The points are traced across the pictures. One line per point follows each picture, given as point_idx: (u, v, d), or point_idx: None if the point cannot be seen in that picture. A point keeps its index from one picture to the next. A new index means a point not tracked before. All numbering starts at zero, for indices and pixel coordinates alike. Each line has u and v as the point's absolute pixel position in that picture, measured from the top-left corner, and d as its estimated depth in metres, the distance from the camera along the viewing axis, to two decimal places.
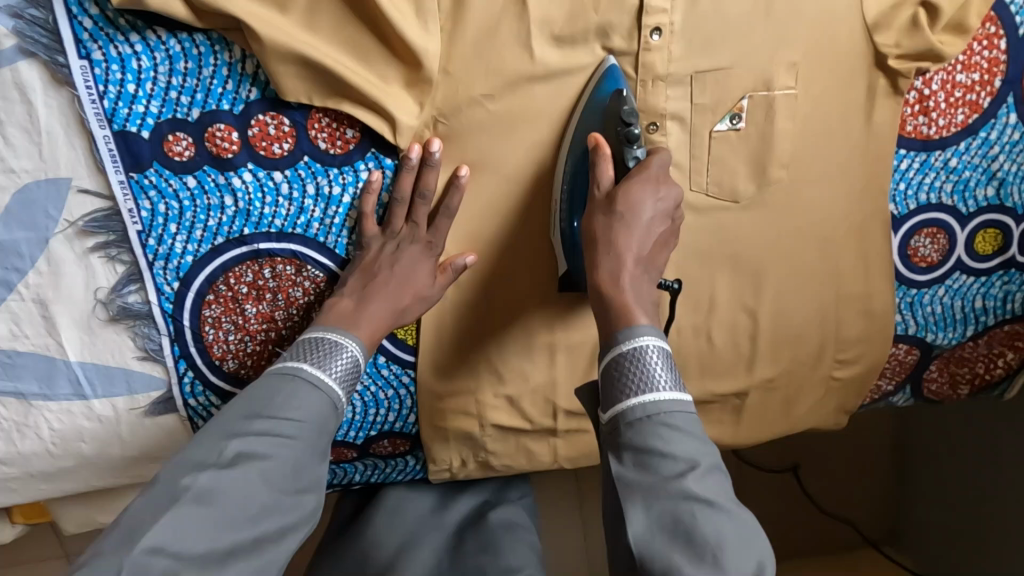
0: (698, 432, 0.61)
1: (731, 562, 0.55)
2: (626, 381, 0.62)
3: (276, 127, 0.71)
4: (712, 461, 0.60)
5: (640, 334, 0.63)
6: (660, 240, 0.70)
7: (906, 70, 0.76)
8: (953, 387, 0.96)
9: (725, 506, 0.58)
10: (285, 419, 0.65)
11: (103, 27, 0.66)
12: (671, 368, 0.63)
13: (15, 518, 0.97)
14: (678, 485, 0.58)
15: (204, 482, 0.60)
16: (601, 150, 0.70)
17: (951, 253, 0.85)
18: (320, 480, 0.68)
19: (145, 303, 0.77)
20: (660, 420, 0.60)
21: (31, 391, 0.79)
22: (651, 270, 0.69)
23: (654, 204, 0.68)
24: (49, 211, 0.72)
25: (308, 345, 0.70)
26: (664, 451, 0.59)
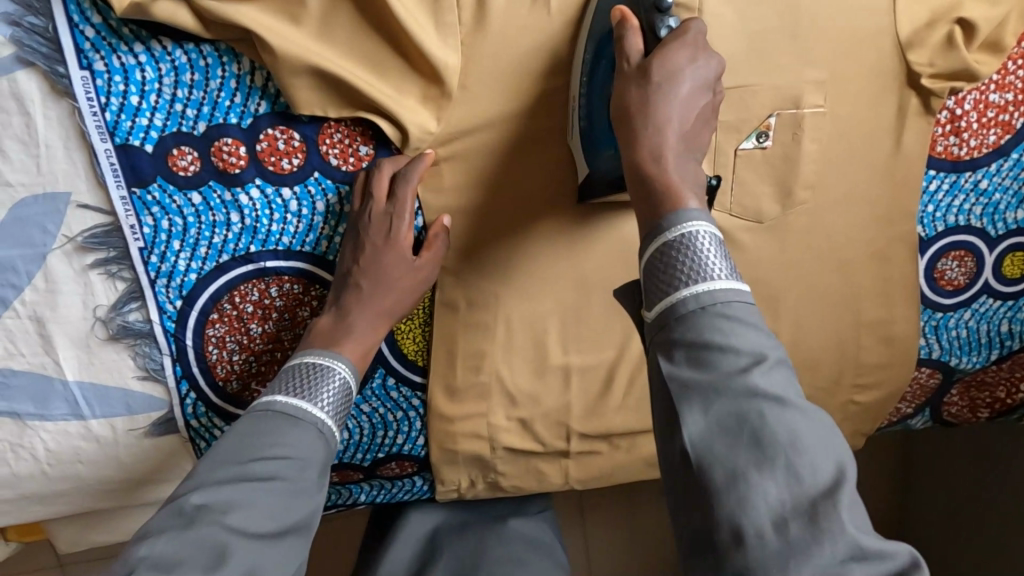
0: (760, 324, 0.56)
1: (803, 464, 0.50)
2: (675, 270, 0.56)
3: (285, 142, 0.68)
4: (775, 355, 0.55)
5: (689, 220, 0.56)
6: (702, 116, 0.63)
7: (940, 89, 0.73)
8: (973, 410, 0.93)
9: (795, 404, 0.53)
10: (252, 463, 0.63)
11: (106, 36, 0.63)
12: (726, 257, 0.57)
13: (9, 537, 0.94)
14: (742, 381, 0.52)
15: (165, 546, 0.58)
16: (627, 22, 0.63)
17: (979, 276, 0.83)
18: (304, 518, 0.65)
19: (147, 322, 0.74)
20: (717, 310, 0.55)
21: (26, 411, 0.76)
22: (694, 150, 0.62)
23: (693, 75, 0.61)
24: (47, 226, 0.69)
25: (293, 374, 0.69)
26: (725, 345, 0.53)
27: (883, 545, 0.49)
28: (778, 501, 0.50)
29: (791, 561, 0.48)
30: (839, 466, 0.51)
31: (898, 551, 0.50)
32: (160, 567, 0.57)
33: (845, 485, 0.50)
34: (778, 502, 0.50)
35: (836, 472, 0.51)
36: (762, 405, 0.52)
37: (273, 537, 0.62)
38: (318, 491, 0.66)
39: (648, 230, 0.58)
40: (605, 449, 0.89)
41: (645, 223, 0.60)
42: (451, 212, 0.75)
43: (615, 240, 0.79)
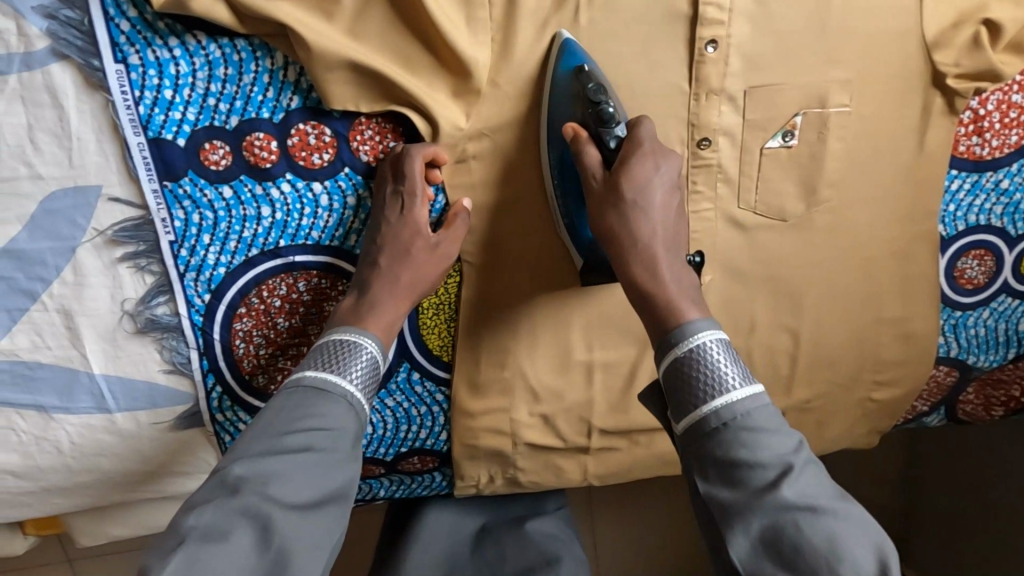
0: (777, 426, 0.63)
1: (848, 568, 0.57)
2: (695, 387, 0.64)
3: (316, 137, 0.69)
4: (798, 456, 0.62)
5: (697, 333, 0.64)
6: (677, 212, 0.70)
7: (964, 90, 0.74)
8: (987, 409, 0.94)
9: (829, 509, 0.60)
10: (288, 436, 0.63)
11: (141, 30, 0.63)
12: (735, 361, 0.64)
13: (27, 531, 0.94)
14: (773, 497, 0.60)
15: (210, 517, 0.60)
16: (580, 137, 0.68)
17: (999, 275, 0.83)
18: (341, 490, 0.66)
19: (174, 315, 0.74)
20: (740, 422, 0.62)
21: (52, 404, 0.76)
22: (679, 249, 0.70)
23: (660, 182, 0.68)
24: (76, 220, 0.69)
25: (324, 350, 0.68)
26: (751, 461, 0.61)
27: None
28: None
29: None
30: (879, 556, 0.59)
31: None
32: (208, 539, 0.59)
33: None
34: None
35: (878, 564, 0.58)
36: (796, 518, 0.59)
37: (312, 507, 0.64)
38: (353, 461, 0.67)
39: (665, 344, 0.66)
40: (624, 445, 0.90)
41: (657, 338, 0.67)
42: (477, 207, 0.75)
43: None
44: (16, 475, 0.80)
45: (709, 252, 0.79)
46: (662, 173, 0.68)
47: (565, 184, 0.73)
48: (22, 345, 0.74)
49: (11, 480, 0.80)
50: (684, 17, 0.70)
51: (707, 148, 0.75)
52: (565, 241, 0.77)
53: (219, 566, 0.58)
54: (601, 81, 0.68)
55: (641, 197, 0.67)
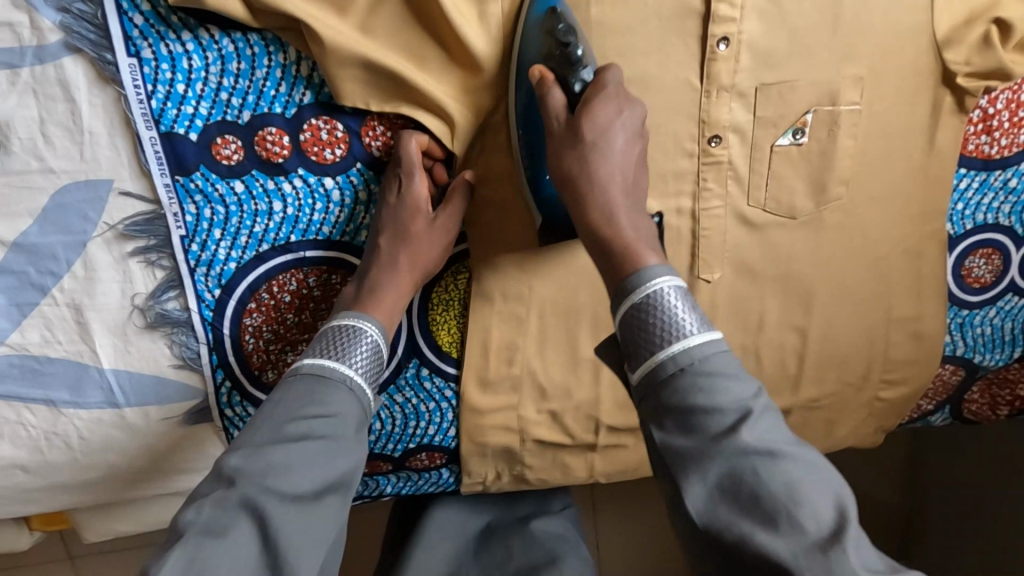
0: (737, 371, 0.62)
1: (806, 513, 0.56)
2: (651, 333, 0.62)
3: (329, 132, 0.69)
4: (758, 402, 0.61)
5: (652, 277, 0.63)
6: (638, 161, 0.70)
7: (974, 88, 0.74)
8: (992, 408, 0.94)
9: (788, 454, 0.58)
10: (286, 425, 0.63)
11: (154, 24, 0.63)
12: (693, 307, 0.63)
13: (34, 527, 0.93)
14: (732, 442, 0.58)
15: (210, 511, 0.60)
16: (546, 80, 0.67)
17: (1006, 274, 0.84)
18: (342, 478, 0.65)
19: (185, 310, 0.74)
20: (696, 368, 0.61)
21: (61, 399, 0.76)
22: (637, 195, 0.70)
23: (621, 126, 0.67)
24: (88, 214, 0.69)
25: (326, 338, 0.69)
26: (708, 406, 0.59)
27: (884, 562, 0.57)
28: (791, 554, 0.55)
29: None
30: (839, 504, 0.57)
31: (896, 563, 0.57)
32: (208, 533, 0.59)
33: (847, 521, 0.56)
34: (792, 555, 0.55)
35: (839, 511, 0.57)
36: (755, 463, 0.58)
37: (314, 497, 0.63)
38: (354, 448, 0.66)
39: (621, 291, 0.64)
40: (632, 443, 0.90)
41: (611, 283, 0.66)
42: (489, 203, 0.75)
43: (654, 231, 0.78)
44: (25, 470, 0.80)
45: (719, 249, 0.79)
46: (626, 117, 0.67)
47: (529, 131, 0.71)
48: (32, 339, 0.73)
49: (20, 475, 0.80)
50: (697, 14, 0.70)
51: (716, 146, 0.75)
52: (526, 198, 0.74)
53: (221, 563, 0.58)
54: (572, 23, 0.66)
55: (602, 138, 0.66)
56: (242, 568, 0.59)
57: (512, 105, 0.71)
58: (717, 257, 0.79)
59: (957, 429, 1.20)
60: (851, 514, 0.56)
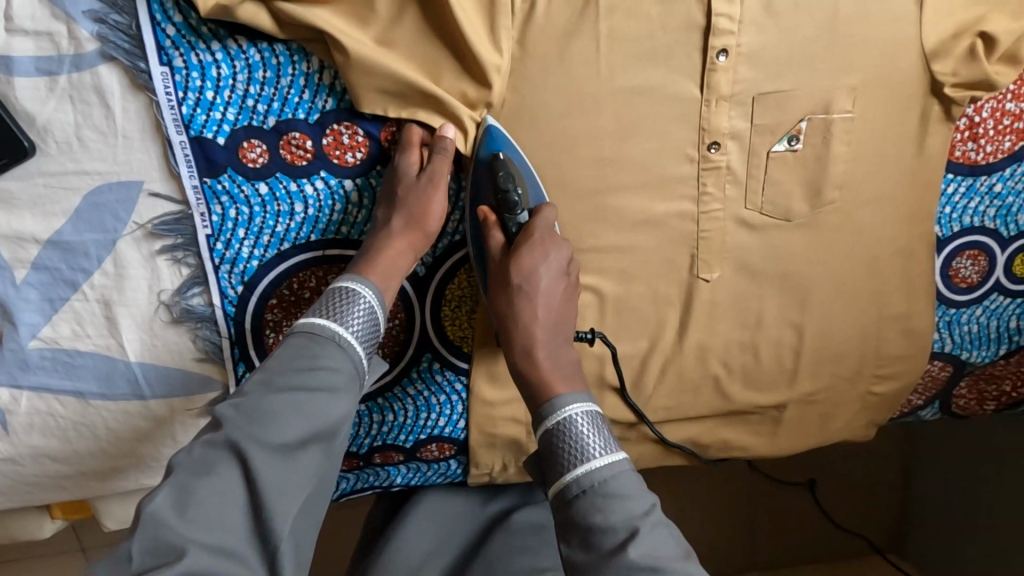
0: (636, 491, 0.68)
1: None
2: (560, 455, 0.69)
3: (350, 136, 0.73)
4: (649, 521, 0.66)
5: (565, 404, 0.70)
6: (564, 298, 0.76)
7: (961, 98, 0.78)
8: (980, 403, 0.98)
9: (670, 568, 0.64)
10: (278, 378, 0.65)
11: (186, 34, 0.67)
12: (600, 432, 0.70)
13: (55, 515, 0.96)
14: (620, 559, 0.64)
15: (198, 450, 0.64)
16: (489, 221, 0.76)
17: (991, 274, 0.88)
18: (327, 432, 0.67)
19: (208, 306, 0.78)
20: (597, 489, 0.67)
21: (90, 390, 0.80)
22: (560, 332, 0.76)
23: (547, 271, 0.74)
24: (119, 214, 0.72)
25: (324, 299, 0.71)
26: (603, 524, 0.66)
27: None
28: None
29: None
30: None
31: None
32: (196, 472, 0.62)
33: None
34: None
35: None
36: None
37: (299, 449, 0.65)
38: (345, 404, 0.68)
39: (538, 415, 0.72)
40: (634, 437, 0.92)
41: (533, 409, 0.73)
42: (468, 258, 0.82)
43: (658, 231, 0.82)
44: (53, 459, 0.83)
45: (719, 250, 0.83)
46: (551, 264, 0.75)
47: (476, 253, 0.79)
48: (63, 333, 0.77)
49: (48, 464, 0.83)
50: (699, 27, 0.74)
51: (716, 152, 0.79)
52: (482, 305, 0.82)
53: (208, 496, 0.62)
54: (515, 169, 0.74)
55: (525, 282, 0.74)
56: (227, 506, 0.63)
57: (477, 154, 0.75)
58: (717, 257, 0.83)
59: (951, 423, 1.23)
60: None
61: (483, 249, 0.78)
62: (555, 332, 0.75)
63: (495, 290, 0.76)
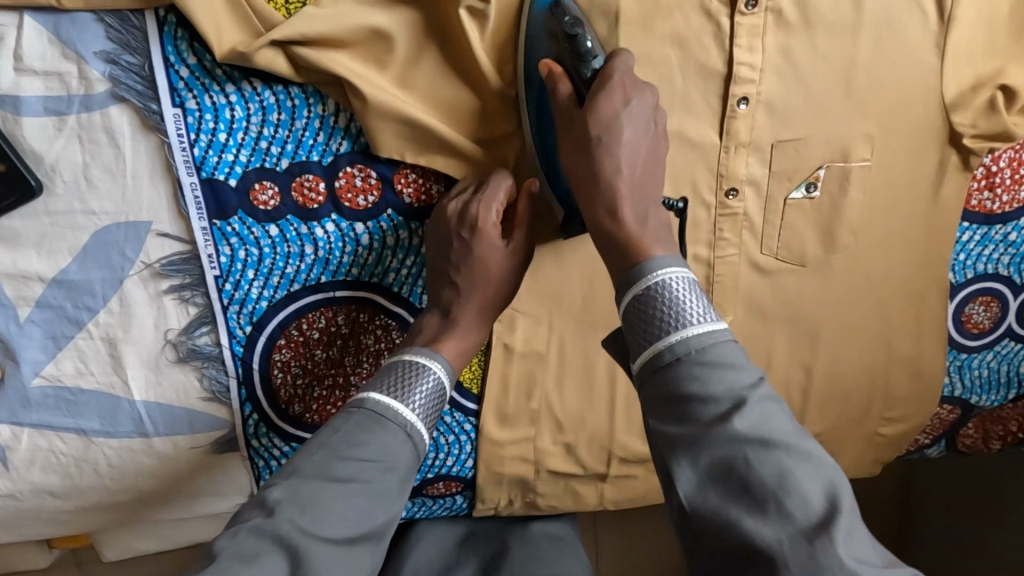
0: (739, 361, 0.59)
1: (795, 502, 0.53)
2: (652, 321, 0.60)
3: (363, 179, 0.71)
4: (756, 393, 0.58)
5: (660, 267, 0.61)
6: (652, 151, 0.67)
7: (979, 149, 0.77)
8: (985, 441, 0.98)
9: (782, 443, 0.55)
10: (337, 463, 0.63)
11: (199, 76, 0.65)
12: (699, 295, 0.61)
13: (54, 545, 0.96)
14: (723, 431, 0.55)
15: (247, 535, 0.60)
16: (554, 73, 0.66)
17: (1003, 320, 0.88)
18: (381, 524, 0.64)
19: (216, 346, 0.76)
20: (694, 357, 0.58)
21: (92, 428, 0.78)
22: (650, 190, 0.66)
23: (630, 116, 0.64)
24: (126, 252, 0.71)
25: (392, 371, 0.69)
26: (702, 395, 0.57)
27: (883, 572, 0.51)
28: (778, 543, 0.52)
29: None
30: (830, 492, 0.54)
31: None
32: (241, 560, 0.58)
33: (839, 515, 0.52)
34: (779, 542, 0.52)
35: (829, 499, 0.53)
36: (747, 452, 0.55)
37: (351, 542, 0.62)
38: (401, 494, 0.66)
39: (625, 279, 0.63)
40: (642, 473, 0.92)
41: (617, 272, 0.64)
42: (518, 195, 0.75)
43: None
44: (53, 494, 0.82)
45: (732, 294, 0.82)
46: (637, 117, 0.65)
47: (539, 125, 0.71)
48: (67, 371, 0.75)
49: (48, 499, 0.82)
50: (719, 75, 0.73)
51: (733, 198, 0.78)
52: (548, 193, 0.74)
53: None
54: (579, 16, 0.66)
55: (606, 133, 0.64)
56: None
57: (531, 17, 0.67)
58: (731, 300, 0.82)
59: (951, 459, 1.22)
60: (843, 505, 0.53)
61: (548, 115, 0.70)
62: (642, 189, 0.65)
63: (569, 148, 0.66)
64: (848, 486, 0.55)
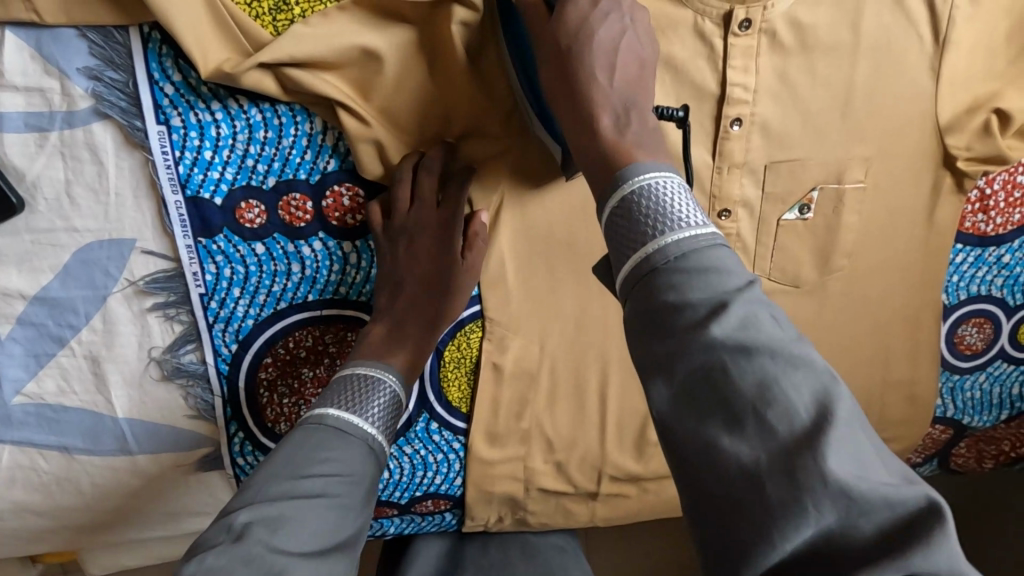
0: (730, 265, 0.51)
1: (776, 413, 0.45)
2: (628, 228, 0.53)
3: (351, 198, 0.71)
4: (744, 297, 0.49)
5: (639, 172, 0.53)
6: (636, 64, 0.60)
7: (974, 172, 0.77)
8: (978, 461, 0.98)
9: (767, 348, 0.46)
10: (303, 479, 0.61)
11: (184, 94, 0.64)
12: (684, 197, 0.53)
13: (38, 561, 0.95)
14: (698, 338, 0.48)
15: (214, 562, 0.55)
16: None
17: (996, 342, 0.87)
18: (351, 536, 0.63)
19: (201, 363, 0.75)
20: (675, 265, 0.51)
21: (75, 446, 0.77)
22: (638, 103, 0.59)
23: (603, 22, 0.59)
24: (109, 270, 0.70)
25: (343, 385, 0.68)
26: (678, 303, 0.49)
27: (882, 489, 0.43)
28: (755, 460, 0.45)
29: (778, 515, 0.44)
30: (822, 398, 0.45)
31: (905, 497, 0.43)
32: None
33: (829, 424, 0.44)
34: (756, 459, 0.45)
35: (820, 408, 0.45)
36: (725, 361, 0.47)
37: (325, 554, 0.60)
38: (366, 506, 0.65)
39: (603, 186, 0.56)
40: (633, 492, 0.92)
41: (599, 188, 0.57)
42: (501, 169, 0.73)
43: None
44: (36, 512, 0.81)
45: None
46: (609, 21, 0.59)
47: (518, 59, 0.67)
48: (48, 388, 0.74)
49: (31, 517, 0.81)
50: (713, 96, 0.72)
51: (726, 218, 0.77)
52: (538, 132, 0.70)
53: None
54: None
55: (575, 42, 0.58)
56: None
57: None
58: None
59: None
60: (836, 413, 0.44)
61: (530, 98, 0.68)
62: (623, 92, 0.58)
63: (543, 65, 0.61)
64: (847, 392, 0.46)
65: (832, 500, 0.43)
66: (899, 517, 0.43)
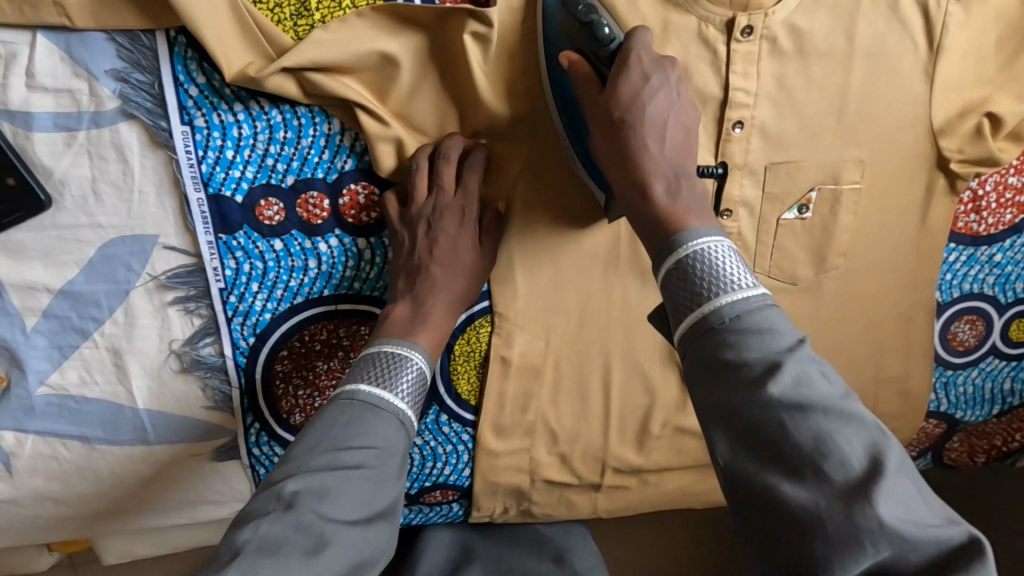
0: (780, 326, 0.56)
1: (834, 464, 0.50)
2: (685, 290, 0.58)
3: (366, 196, 0.73)
4: (794, 357, 0.54)
5: (694, 236, 0.59)
6: (680, 130, 0.65)
7: (966, 174, 0.80)
8: (970, 455, 1.00)
9: (821, 406, 0.52)
10: (342, 452, 0.64)
11: (208, 95, 0.67)
12: (737, 261, 0.58)
13: (53, 549, 0.97)
14: (756, 395, 0.53)
15: (267, 529, 0.60)
16: (574, 60, 0.65)
17: (987, 338, 0.90)
18: (391, 504, 0.66)
19: (219, 356, 0.78)
20: (730, 326, 0.56)
21: (95, 435, 0.79)
22: (684, 171, 0.64)
23: (652, 94, 0.64)
24: (132, 265, 0.72)
25: (371, 362, 0.70)
26: (735, 363, 0.54)
27: (930, 530, 0.48)
28: (817, 506, 0.49)
29: (836, 553, 0.48)
30: (874, 451, 0.50)
31: (948, 536, 0.49)
32: (264, 551, 0.58)
33: (882, 472, 0.49)
34: (817, 505, 0.49)
35: (872, 460, 0.50)
36: (782, 417, 0.52)
37: (366, 521, 0.64)
38: (401, 475, 0.68)
39: (660, 247, 0.60)
40: (635, 484, 0.94)
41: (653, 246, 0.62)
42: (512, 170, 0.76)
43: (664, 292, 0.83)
44: (56, 499, 0.83)
45: None
46: (659, 97, 0.64)
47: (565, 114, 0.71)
48: (71, 380, 0.76)
49: (51, 505, 0.83)
50: (715, 100, 0.75)
51: (728, 218, 0.79)
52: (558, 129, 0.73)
53: None
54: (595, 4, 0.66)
55: (628, 114, 0.63)
56: None
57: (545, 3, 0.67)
58: None
59: None
60: (887, 465, 0.49)
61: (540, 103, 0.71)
62: (670, 159, 0.64)
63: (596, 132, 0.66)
64: (895, 444, 0.51)
65: (888, 540, 0.47)
66: (945, 552, 0.48)
